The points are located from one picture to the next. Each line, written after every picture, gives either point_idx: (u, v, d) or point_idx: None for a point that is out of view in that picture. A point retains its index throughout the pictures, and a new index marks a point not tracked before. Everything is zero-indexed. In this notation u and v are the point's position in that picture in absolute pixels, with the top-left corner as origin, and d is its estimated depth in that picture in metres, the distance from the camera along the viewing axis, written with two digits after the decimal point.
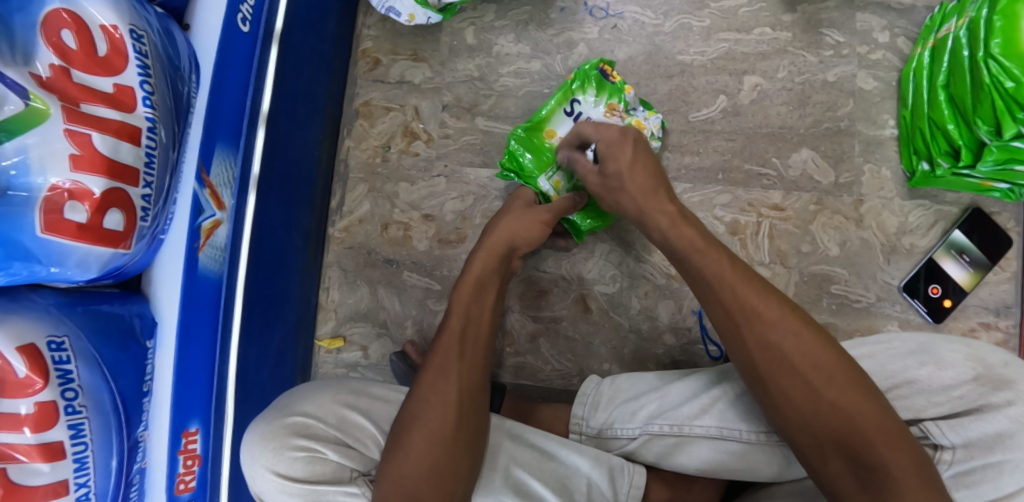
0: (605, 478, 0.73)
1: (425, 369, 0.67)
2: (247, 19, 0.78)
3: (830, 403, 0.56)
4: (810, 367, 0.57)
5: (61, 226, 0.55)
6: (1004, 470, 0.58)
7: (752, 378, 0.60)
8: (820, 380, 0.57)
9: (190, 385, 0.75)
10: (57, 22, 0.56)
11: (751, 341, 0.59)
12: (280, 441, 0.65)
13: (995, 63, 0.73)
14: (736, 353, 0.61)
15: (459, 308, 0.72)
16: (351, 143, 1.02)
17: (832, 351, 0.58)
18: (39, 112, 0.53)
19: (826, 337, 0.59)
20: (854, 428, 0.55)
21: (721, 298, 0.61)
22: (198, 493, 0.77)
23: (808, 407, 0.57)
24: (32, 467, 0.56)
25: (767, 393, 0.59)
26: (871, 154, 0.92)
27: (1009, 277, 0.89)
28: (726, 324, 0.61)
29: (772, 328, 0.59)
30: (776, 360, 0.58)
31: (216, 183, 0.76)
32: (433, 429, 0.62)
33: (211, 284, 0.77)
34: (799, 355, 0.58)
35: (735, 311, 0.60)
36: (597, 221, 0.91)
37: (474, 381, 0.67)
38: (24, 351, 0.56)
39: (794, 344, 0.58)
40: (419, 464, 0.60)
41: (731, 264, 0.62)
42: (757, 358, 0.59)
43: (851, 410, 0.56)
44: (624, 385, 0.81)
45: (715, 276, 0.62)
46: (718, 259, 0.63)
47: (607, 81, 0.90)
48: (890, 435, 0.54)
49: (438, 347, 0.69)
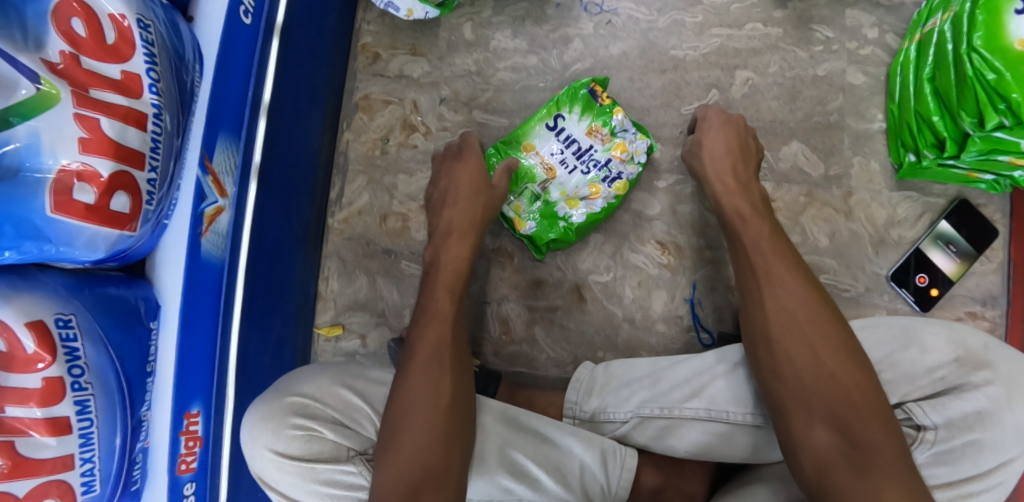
0: (597, 460, 0.74)
1: (409, 367, 0.68)
2: (249, 12, 0.80)
3: (830, 373, 0.60)
4: (819, 338, 0.62)
5: (70, 206, 0.57)
6: (984, 447, 0.59)
7: (761, 338, 0.65)
8: (826, 351, 0.61)
9: (192, 368, 0.77)
10: (67, 11, 0.58)
11: (770, 301, 0.66)
12: (279, 421, 0.67)
13: (978, 56, 0.75)
14: (751, 317, 0.67)
15: (439, 295, 0.77)
16: (351, 136, 1.04)
17: (840, 330, 0.63)
18: (50, 96, 0.55)
19: (839, 319, 0.64)
20: (848, 400, 0.59)
21: (754, 262, 0.69)
22: (199, 474, 0.79)
23: (809, 373, 0.61)
24: (39, 440, 0.58)
25: (773, 356, 0.64)
26: (860, 147, 0.94)
27: (995, 268, 0.91)
28: (750, 285, 0.68)
29: (790, 295, 0.65)
30: (788, 323, 0.64)
31: (219, 171, 0.78)
32: (427, 427, 0.64)
33: (213, 270, 0.79)
34: (811, 323, 0.63)
35: (763, 274, 0.68)
36: (557, 236, 0.93)
37: (464, 380, 0.69)
38: (33, 327, 0.58)
39: (806, 312, 0.64)
40: (416, 459, 0.62)
41: (770, 234, 0.72)
42: (771, 321, 0.65)
43: (848, 383, 0.60)
44: (617, 371, 0.84)
45: (752, 238, 0.72)
46: (759, 227, 0.73)
47: (595, 101, 0.92)
48: (879, 416, 0.58)
49: (418, 344, 0.70)
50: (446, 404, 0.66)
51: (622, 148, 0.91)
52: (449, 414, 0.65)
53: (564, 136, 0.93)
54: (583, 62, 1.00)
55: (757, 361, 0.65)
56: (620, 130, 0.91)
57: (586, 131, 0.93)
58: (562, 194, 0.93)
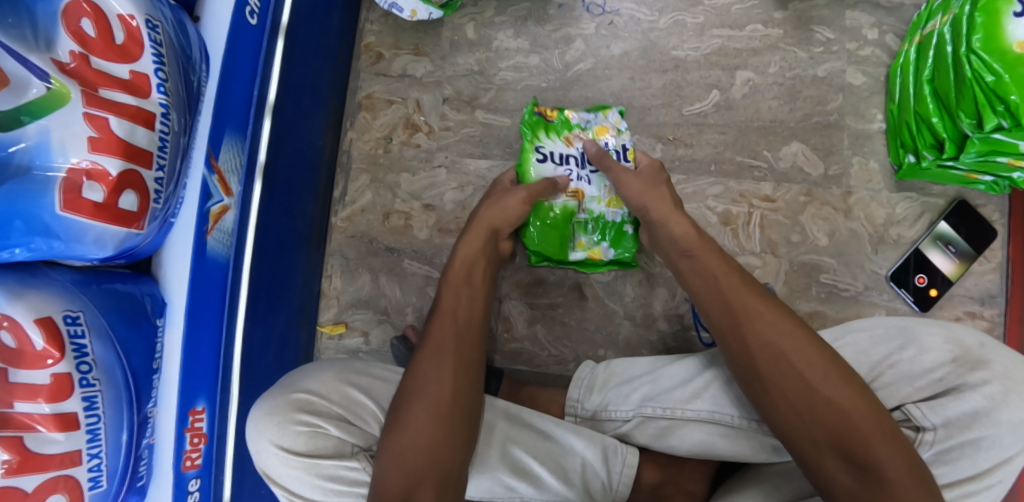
0: (599, 457, 0.75)
1: (419, 358, 0.70)
2: (255, 12, 0.81)
3: (824, 400, 0.59)
4: (808, 366, 0.61)
5: (80, 204, 0.58)
6: (981, 446, 0.60)
7: (751, 376, 0.63)
8: (817, 379, 0.60)
9: (197, 364, 0.78)
10: (77, 11, 0.59)
11: (752, 336, 0.64)
12: (284, 416, 0.67)
13: (976, 58, 0.77)
14: (734, 353, 0.65)
15: (450, 291, 0.77)
16: (354, 135, 1.04)
17: (824, 353, 0.62)
18: (59, 95, 0.56)
19: (820, 341, 0.63)
20: (850, 427, 0.57)
21: (727, 298, 0.68)
22: (203, 470, 0.79)
23: (805, 405, 0.60)
24: (48, 436, 0.59)
25: (767, 393, 0.62)
26: (860, 147, 0.95)
27: (994, 267, 0.92)
28: (727, 323, 0.66)
29: (770, 327, 0.64)
30: (775, 358, 0.62)
31: (225, 169, 0.79)
32: (428, 416, 0.64)
33: (218, 268, 0.80)
34: (795, 353, 0.62)
35: (738, 310, 0.66)
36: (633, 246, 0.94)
37: (470, 373, 0.69)
38: (43, 324, 0.59)
39: (790, 344, 0.62)
40: (415, 447, 0.62)
41: (734, 270, 0.71)
42: (757, 357, 0.63)
43: (847, 409, 0.58)
44: (618, 369, 0.84)
45: (719, 276, 0.70)
46: (723, 266, 0.71)
47: (551, 119, 0.95)
48: (885, 434, 0.57)
49: (431, 337, 0.72)
50: (448, 396, 0.66)
51: (605, 129, 0.95)
52: (449, 406, 0.66)
53: (557, 159, 0.94)
54: (585, 62, 1.01)
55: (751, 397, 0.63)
56: (587, 121, 0.96)
57: (566, 143, 0.95)
58: (599, 203, 0.94)
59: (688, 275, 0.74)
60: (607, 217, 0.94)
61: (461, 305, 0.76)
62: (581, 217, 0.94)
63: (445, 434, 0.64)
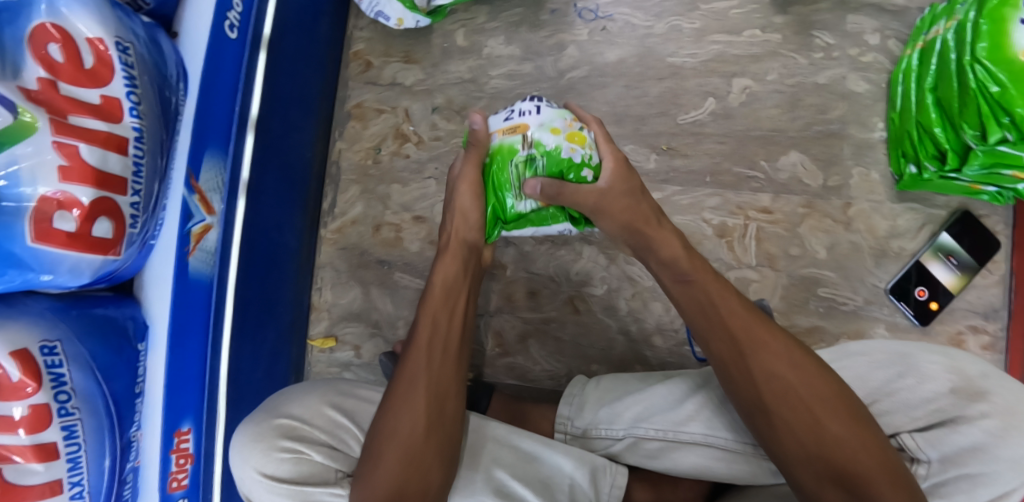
0: (588, 478, 0.73)
1: (393, 390, 0.67)
2: (235, 26, 0.78)
3: (833, 437, 0.57)
4: (817, 402, 0.59)
5: (51, 234, 0.56)
6: (978, 482, 0.58)
7: (755, 408, 0.61)
8: (825, 413, 0.58)
9: (182, 385, 0.77)
10: (43, 36, 0.57)
11: (757, 368, 0.61)
12: (268, 443, 0.66)
13: (982, 68, 0.73)
14: (737, 384, 0.62)
15: (427, 317, 0.71)
16: (344, 145, 1.03)
17: (833, 387, 0.59)
18: (27, 125, 0.54)
19: (827, 371, 0.61)
20: (856, 464, 0.56)
21: (729, 325, 0.63)
22: (191, 490, 0.79)
23: (811, 439, 0.58)
24: (28, 467, 0.58)
25: (769, 425, 0.60)
26: (862, 157, 0.92)
27: (998, 281, 0.89)
28: (730, 353, 0.62)
29: (777, 359, 0.61)
30: (783, 391, 0.59)
31: (207, 188, 0.77)
32: (407, 449, 0.63)
33: (202, 287, 0.78)
34: (803, 386, 0.59)
35: (743, 339, 0.62)
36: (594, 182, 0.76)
37: (447, 401, 0.67)
38: (18, 356, 0.58)
39: (797, 376, 0.60)
40: (394, 482, 0.61)
41: (732, 295, 0.65)
42: (765, 392, 0.60)
43: (854, 446, 0.57)
44: (611, 387, 0.82)
45: (717, 300, 0.65)
46: (720, 288, 0.66)
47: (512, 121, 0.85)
48: (888, 472, 0.56)
49: (404, 369, 0.68)
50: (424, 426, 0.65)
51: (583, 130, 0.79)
52: (425, 439, 0.64)
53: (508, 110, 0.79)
54: (578, 69, 0.98)
55: (752, 427, 0.61)
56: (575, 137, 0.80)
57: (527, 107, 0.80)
58: (554, 135, 0.75)
59: (680, 297, 0.68)
60: (561, 154, 0.75)
61: (439, 333, 0.70)
62: (527, 152, 0.75)
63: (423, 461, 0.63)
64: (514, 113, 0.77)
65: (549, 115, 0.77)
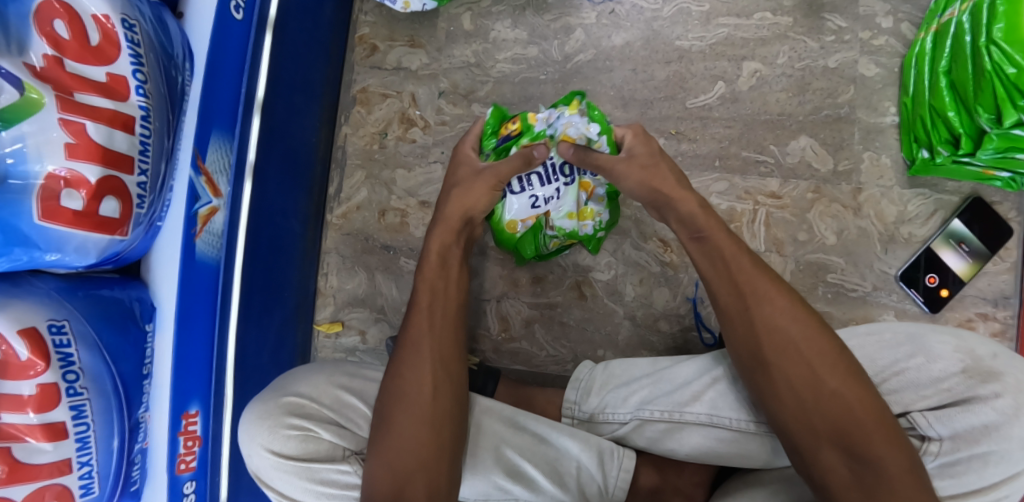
0: (595, 461, 0.73)
1: (396, 360, 0.67)
2: (240, 7, 0.78)
3: (830, 391, 0.57)
4: (816, 356, 0.59)
5: (58, 213, 0.56)
6: (990, 461, 0.58)
7: (755, 362, 0.61)
8: (824, 368, 0.58)
9: (189, 368, 0.77)
10: (49, 12, 0.57)
11: (760, 320, 0.61)
12: (275, 420, 0.66)
13: (998, 49, 0.73)
14: (739, 338, 0.62)
15: (425, 285, 0.72)
16: (349, 130, 1.03)
17: (834, 343, 0.59)
18: (34, 102, 0.54)
19: (829, 329, 0.61)
20: (855, 420, 0.56)
21: (733, 278, 0.64)
22: (198, 473, 0.79)
23: (810, 393, 0.58)
24: (37, 446, 0.59)
25: (768, 378, 0.60)
26: (871, 141, 0.91)
27: (1008, 267, 0.88)
28: (735, 307, 0.63)
29: (781, 312, 0.61)
30: (783, 345, 0.60)
31: (212, 170, 0.77)
32: (416, 419, 0.63)
33: (208, 269, 0.78)
34: (804, 340, 0.59)
35: (747, 292, 0.63)
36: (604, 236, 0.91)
37: (451, 367, 0.68)
38: (26, 334, 0.58)
39: (799, 328, 0.60)
40: (407, 453, 0.61)
41: (746, 252, 0.65)
42: (765, 344, 0.61)
43: (851, 400, 0.57)
44: (617, 370, 0.81)
45: (731, 253, 0.65)
46: (735, 247, 0.66)
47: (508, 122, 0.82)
48: (887, 430, 0.56)
49: (405, 337, 0.69)
50: (430, 391, 0.65)
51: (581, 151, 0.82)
52: (434, 406, 0.64)
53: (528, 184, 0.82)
54: (585, 53, 0.97)
55: (752, 383, 0.62)
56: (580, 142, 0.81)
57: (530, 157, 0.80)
58: (570, 220, 0.85)
59: (697, 256, 0.68)
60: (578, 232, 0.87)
61: (438, 298, 0.71)
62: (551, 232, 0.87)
63: (433, 424, 0.63)
64: (539, 201, 0.83)
65: (568, 199, 0.83)
